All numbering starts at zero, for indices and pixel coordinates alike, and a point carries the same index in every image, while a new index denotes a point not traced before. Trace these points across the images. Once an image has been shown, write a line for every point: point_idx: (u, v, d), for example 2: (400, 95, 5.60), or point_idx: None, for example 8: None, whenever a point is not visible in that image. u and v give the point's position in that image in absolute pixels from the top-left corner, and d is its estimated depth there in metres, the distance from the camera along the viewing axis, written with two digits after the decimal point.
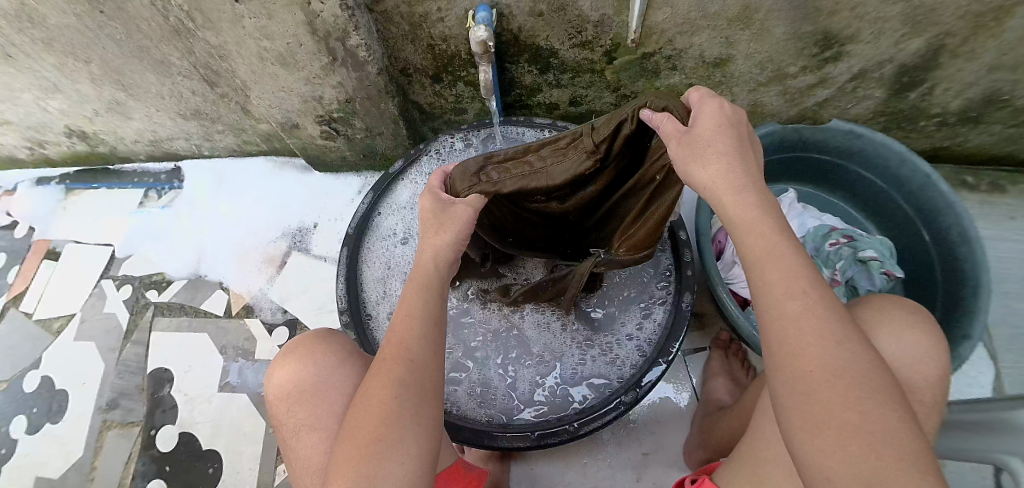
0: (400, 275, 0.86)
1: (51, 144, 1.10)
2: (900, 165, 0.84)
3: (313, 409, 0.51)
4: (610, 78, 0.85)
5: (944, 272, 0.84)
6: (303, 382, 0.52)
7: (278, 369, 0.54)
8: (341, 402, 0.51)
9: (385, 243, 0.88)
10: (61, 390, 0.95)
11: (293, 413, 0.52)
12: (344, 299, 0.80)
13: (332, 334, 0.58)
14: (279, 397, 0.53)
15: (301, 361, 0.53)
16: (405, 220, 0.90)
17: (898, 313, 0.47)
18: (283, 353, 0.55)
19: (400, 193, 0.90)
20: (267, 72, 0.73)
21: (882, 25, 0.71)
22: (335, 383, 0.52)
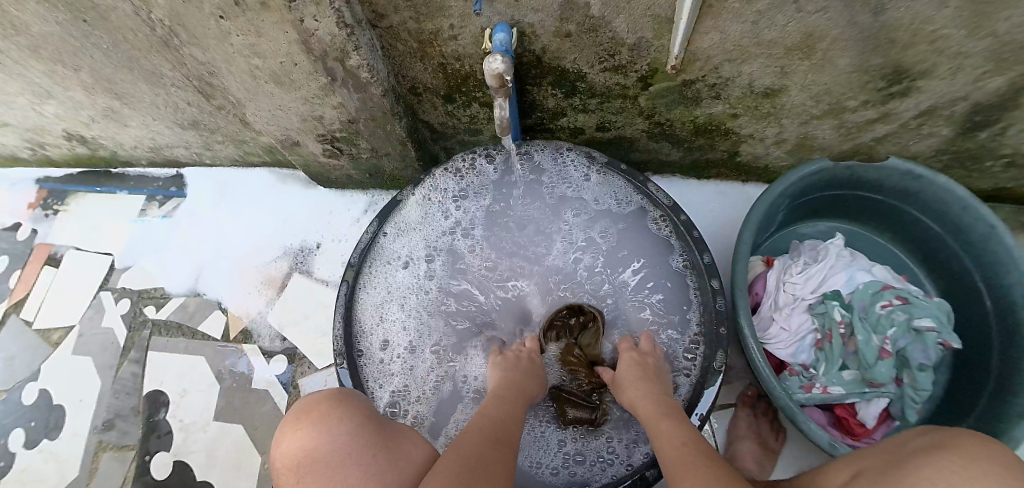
0: (398, 306, 0.80)
1: (51, 146, 1.06)
2: (962, 212, 0.75)
3: (327, 483, 0.42)
4: (644, 104, 0.76)
5: (1003, 335, 0.75)
6: (316, 452, 0.44)
7: (287, 435, 0.46)
8: (360, 473, 0.43)
9: (389, 267, 0.80)
10: (58, 405, 0.93)
11: (301, 487, 0.44)
12: (340, 340, 0.71)
13: (346, 397, 0.51)
14: (289, 469, 0.45)
15: (315, 426, 0.46)
16: (411, 244, 0.82)
17: (982, 468, 0.32)
18: (290, 419, 0.48)
19: (401, 217, 0.81)
20: (262, 90, 0.67)
21: (963, 60, 0.59)
22: (352, 453, 0.44)
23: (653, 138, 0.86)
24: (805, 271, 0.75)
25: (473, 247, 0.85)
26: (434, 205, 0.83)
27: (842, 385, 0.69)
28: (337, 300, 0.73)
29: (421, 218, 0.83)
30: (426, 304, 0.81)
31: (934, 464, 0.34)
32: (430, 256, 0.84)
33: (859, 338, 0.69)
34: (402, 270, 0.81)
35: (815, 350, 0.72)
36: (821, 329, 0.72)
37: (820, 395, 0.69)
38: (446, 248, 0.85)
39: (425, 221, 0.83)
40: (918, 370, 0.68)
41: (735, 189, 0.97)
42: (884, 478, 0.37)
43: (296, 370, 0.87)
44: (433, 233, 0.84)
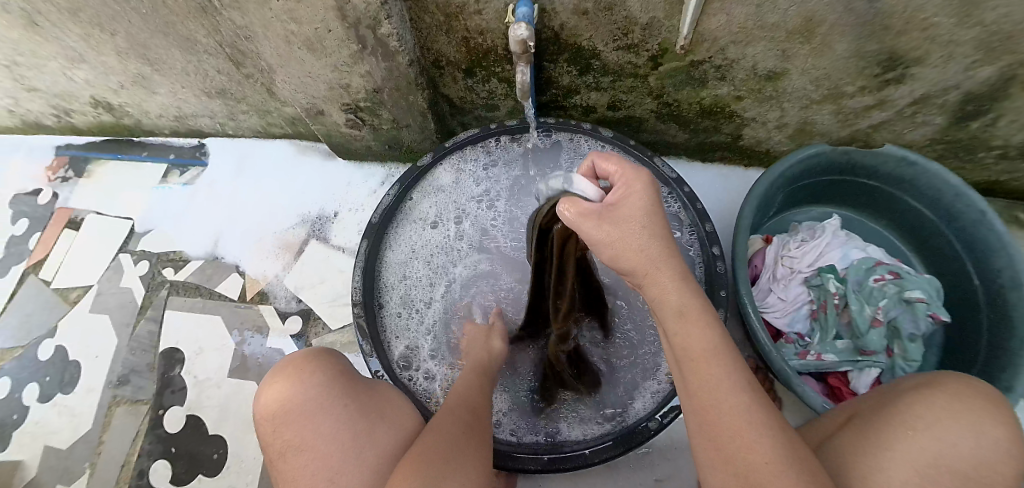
0: (417, 266, 0.86)
1: (77, 114, 1.09)
2: (954, 198, 0.79)
3: (301, 430, 0.47)
4: (653, 84, 0.81)
5: (990, 317, 0.79)
6: (291, 402, 0.48)
7: (267, 388, 0.50)
8: (329, 421, 0.47)
9: (415, 226, 0.86)
10: (74, 361, 0.96)
11: (279, 434, 0.48)
12: (360, 291, 0.74)
13: (324, 352, 0.54)
14: (267, 417, 0.49)
15: (291, 379, 0.49)
16: (438, 205, 0.88)
17: (972, 406, 0.35)
18: (273, 372, 0.51)
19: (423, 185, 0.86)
20: (293, 56, 0.71)
21: (954, 49, 0.63)
22: (323, 403, 0.48)
23: (661, 118, 0.91)
24: (803, 246, 0.79)
25: (489, 217, 0.89)
26: (453, 174, 0.87)
27: (836, 353, 0.72)
28: (357, 258, 0.76)
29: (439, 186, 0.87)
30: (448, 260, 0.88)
31: (919, 401, 0.37)
32: (448, 223, 0.89)
33: (852, 309, 0.72)
34: (421, 233, 0.87)
35: (809, 321, 0.76)
36: (817, 300, 0.76)
37: (814, 362, 0.72)
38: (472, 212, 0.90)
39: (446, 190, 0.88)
40: (908, 340, 0.71)
41: (738, 174, 1.02)
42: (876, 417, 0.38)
43: (311, 331, 0.90)
44: (451, 200, 0.88)
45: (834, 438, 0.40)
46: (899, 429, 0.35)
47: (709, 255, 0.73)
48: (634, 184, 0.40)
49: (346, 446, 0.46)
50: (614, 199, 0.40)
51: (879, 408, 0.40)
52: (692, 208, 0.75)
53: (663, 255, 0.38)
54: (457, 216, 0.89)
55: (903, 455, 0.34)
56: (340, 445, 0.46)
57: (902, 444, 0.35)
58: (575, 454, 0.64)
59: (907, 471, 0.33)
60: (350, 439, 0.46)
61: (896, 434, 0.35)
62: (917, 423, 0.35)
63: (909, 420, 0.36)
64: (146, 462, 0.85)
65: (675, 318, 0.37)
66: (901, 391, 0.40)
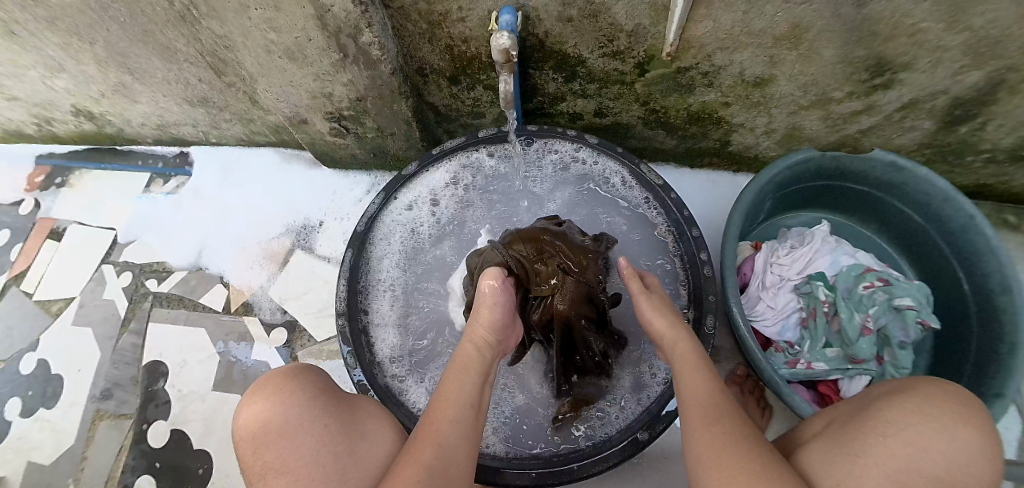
0: (403, 268, 0.84)
1: (58, 122, 1.07)
2: (943, 204, 0.78)
3: (281, 451, 0.45)
4: (641, 91, 0.80)
5: (980, 321, 0.79)
6: (271, 422, 0.47)
7: (245, 408, 0.48)
8: (310, 442, 0.45)
9: (395, 218, 0.84)
10: (56, 375, 0.94)
11: (259, 455, 0.46)
12: (344, 301, 0.74)
13: (306, 370, 0.53)
14: (246, 437, 0.47)
15: (271, 398, 0.48)
16: (418, 196, 0.85)
17: (943, 408, 0.34)
18: (253, 390, 0.50)
19: (409, 196, 0.84)
20: (274, 66, 0.69)
21: (941, 55, 0.63)
22: (303, 423, 0.46)
23: (648, 125, 0.90)
24: (792, 253, 0.79)
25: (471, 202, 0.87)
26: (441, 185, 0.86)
27: (826, 361, 0.72)
28: (341, 268, 0.76)
29: (425, 197, 0.85)
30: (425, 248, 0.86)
31: (892, 408, 0.36)
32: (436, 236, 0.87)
33: (842, 316, 0.72)
34: (410, 245, 0.86)
35: (800, 329, 0.76)
36: (807, 307, 0.75)
37: (804, 370, 0.72)
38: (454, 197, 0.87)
39: (435, 202, 0.87)
40: (898, 347, 0.71)
41: (726, 179, 1.01)
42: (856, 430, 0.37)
43: (297, 342, 0.89)
44: (439, 211, 0.87)
45: (816, 451, 0.39)
46: (872, 437, 0.35)
47: (697, 261, 0.71)
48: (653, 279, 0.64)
49: (327, 470, 0.44)
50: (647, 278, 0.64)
51: (857, 418, 0.38)
52: (679, 216, 0.74)
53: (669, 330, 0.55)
54: (443, 228, 0.88)
55: (876, 463, 0.33)
56: (321, 468, 0.44)
57: (874, 451, 0.34)
58: (564, 468, 0.64)
59: (881, 475, 0.32)
60: (331, 462, 0.45)
61: (868, 442, 0.34)
62: (888, 430, 0.34)
63: (880, 427, 0.35)
64: (130, 478, 0.84)
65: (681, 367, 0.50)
66: (879, 398, 0.39)
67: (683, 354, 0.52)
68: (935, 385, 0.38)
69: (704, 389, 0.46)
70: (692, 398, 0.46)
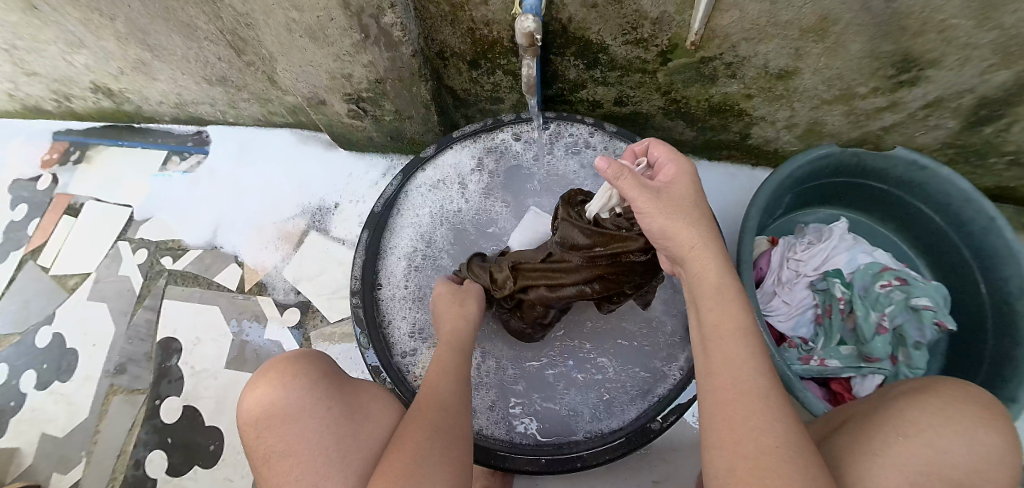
0: (432, 244, 0.83)
1: (77, 99, 1.08)
2: (963, 204, 0.77)
3: (284, 434, 0.46)
4: (662, 80, 0.79)
5: (997, 325, 0.78)
6: (273, 407, 0.47)
7: (248, 392, 0.49)
8: (313, 425, 0.46)
9: (424, 194, 0.84)
10: (71, 349, 0.95)
11: (262, 439, 0.47)
12: (359, 279, 0.76)
13: (309, 354, 0.53)
14: (249, 422, 0.48)
15: (274, 382, 0.48)
16: (447, 173, 0.85)
17: (969, 415, 0.32)
18: (256, 374, 0.50)
19: (433, 175, 0.85)
20: (293, 45, 0.68)
21: (970, 52, 0.61)
22: (305, 407, 0.47)
23: (668, 115, 0.89)
24: (809, 250, 0.78)
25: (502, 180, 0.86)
26: (467, 164, 0.86)
27: (840, 359, 0.71)
28: (358, 246, 0.78)
29: (452, 176, 0.85)
30: (457, 224, 0.85)
31: (912, 408, 0.34)
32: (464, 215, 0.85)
33: (858, 314, 0.71)
34: (438, 224, 0.84)
35: (814, 325, 0.75)
36: (821, 304, 0.74)
37: (817, 367, 0.71)
38: (487, 176, 0.86)
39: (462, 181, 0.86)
40: (913, 347, 0.70)
41: (744, 172, 1.00)
42: (865, 421, 0.36)
43: (309, 323, 0.89)
44: (467, 190, 0.86)
45: (824, 446, 0.39)
46: (889, 435, 0.33)
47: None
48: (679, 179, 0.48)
49: (330, 452, 0.45)
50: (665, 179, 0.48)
51: (871, 415, 0.37)
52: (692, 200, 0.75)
53: (694, 243, 0.43)
54: (470, 208, 0.85)
55: (895, 461, 0.32)
56: (324, 450, 0.45)
57: (892, 449, 0.32)
58: (572, 458, 0.65)
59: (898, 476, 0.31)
60: (333, 444, 0.46)
61: (883, 440, 0.33)
62: (908, 430, 0.33)
63: (902, 426, 0.33)
64: (142, 452, 0.85)
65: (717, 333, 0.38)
66: (896, 395, 0.37)
67: (712, 299, 0.40)
68: (957, 381, 0.37)
69: (742, 363, 0.36)
70: (735, 384, 0.35)
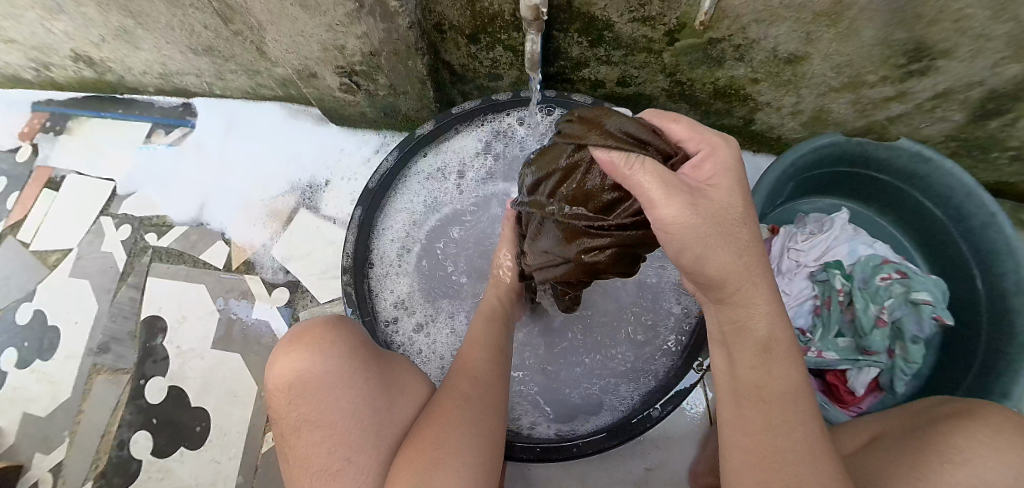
0: (426, 230, 0.84)
1: (57, 68, 1.03)
2: (965, 199, 0.76)
3: (318, 405, 0.41)
4: (668, 61, 0.76)
5: (991, 322, 0.77)
6: (310, 375, 0.41)
7: (281, 356, 0.43)
8: (349, 398, 0.41)
9: (422, 178, 0.83)
10: (53, 327, 0.93)
11: (295, 408, 0.41)
12: (350, 255, 0.72)
13: (340, 321, 0.47)
14: (280, 388, 0.42)
15: (311, 348, 0.42)
16: (450, 159, 0.84)
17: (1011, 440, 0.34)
18: (290, 337, 0.44)
19: (435, 152, 0.83)
20: (284, 14, 0.64)
21: (984, 43, 0.59)
22: (343, 377, 0.42)
23: (672, 98, 0.87)
24: (810, 240, 0.76)
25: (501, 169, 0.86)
26: (468, 143, 0.84)
27: (837, 351, 0.71)
28: (350, 223, 0.74)
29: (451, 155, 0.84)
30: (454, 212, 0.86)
31: (955, 433, 0.36)
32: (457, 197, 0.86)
33: (857, 307, 0.70)
34: (431, 205, 0.84)
35: (812, 316, 0.74)
36: (821, 296, 0.73)
37: (814, 358, 0.71)
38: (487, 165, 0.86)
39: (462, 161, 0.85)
40: (911, 342, 0.70)
41: (745, 159, 0.99)
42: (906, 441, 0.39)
43: (298, 303, 0.87)
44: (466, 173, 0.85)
45: (864, 459, 0.42)
46: (939, 461, 0.35)
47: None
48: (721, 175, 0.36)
49: (364, 425, 0.41)
50: (702, 178, 0.37)
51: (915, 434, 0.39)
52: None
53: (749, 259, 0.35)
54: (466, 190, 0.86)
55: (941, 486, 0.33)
56: (358, 424, 0.41)
57: (938, 473, 0.34)
58: (566, 445, 0.63)
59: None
60: (369, 417, 0.41)
61: (931, 463, 0.35)
62: (958, 457, 0.34)
63: (947, 451, 0.35)
64: (126, 433, 0.83)
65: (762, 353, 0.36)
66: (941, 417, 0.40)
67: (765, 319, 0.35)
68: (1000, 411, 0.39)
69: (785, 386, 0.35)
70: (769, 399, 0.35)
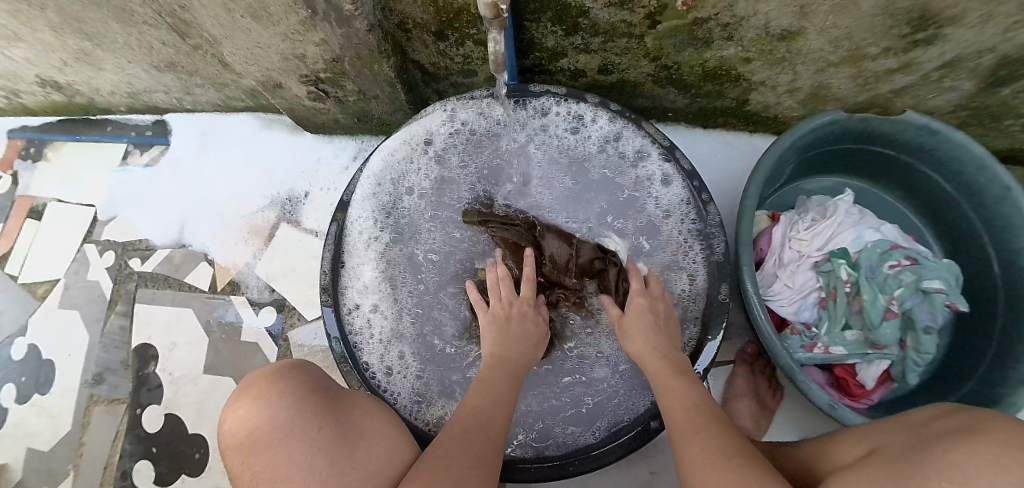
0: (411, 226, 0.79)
1: (25, 94, 1.00)
2: (977, 172, 0.71)
3: (269, 461, 0.39)
4: (651, 44, 0.71)
5: (1007, 303, 0.74)
6: (257, 430, 0.40)
7: (229, 413, 0.42)
8: (304, 447, 0.39)
9: (403, 169, 0.79)
10: (48, 360, 0.92)
11: (246, 467, 0.39)
12: (325, 259, 0.73)
13: (294, 369, 0.46)
14: (232, 448, 0.41)
15: (258, 401, 0.41)
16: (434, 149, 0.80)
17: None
18: (236, 393, 0.43)
19: (416, 142, 0.79)
20: (236, 26, 0.60)
21: (995, 8, 0.53)
22: (294, 427, 0.40)
23: (658, 82, 0.82)
24: (812, 228, 0.72)
25: (489, 159, 0.80)
26: (435, 124, 0.78)
27: (845, 346, 0.68)
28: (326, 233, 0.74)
29: (417, 135, 0.78)
30: (440, 207, 0.80)
31: (964, 451, 0.28)
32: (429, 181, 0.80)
33: (865, 298, 0.66)
34: (399, 191, 0.79)
35: (818, 309, 0.71)
36: (826, 287, 0.69)
37: (821, 355, 0.68)
38: (474, 154, 0.80)
39: (431, 143, 0.79)
40: (923, 332, 0.67)
41: (741, 140, 0.94)
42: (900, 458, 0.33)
43: (286, 322, 0.86)
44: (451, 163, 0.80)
45: (850, 477, 0.35)
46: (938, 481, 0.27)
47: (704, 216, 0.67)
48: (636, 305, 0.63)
49: (323, 477, 0.39)
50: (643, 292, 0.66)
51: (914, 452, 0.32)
52: (681, 168, 0.70)
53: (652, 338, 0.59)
54: (439, 172, 0.80)
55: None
56: (316, 476, 0.38)
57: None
58: (563, 463, 0.62)
59: None
60: (328, 468, 0.39)
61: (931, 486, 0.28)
62: (960, 476, 0.27)
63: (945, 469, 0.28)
64: (128, 463, 0.83)
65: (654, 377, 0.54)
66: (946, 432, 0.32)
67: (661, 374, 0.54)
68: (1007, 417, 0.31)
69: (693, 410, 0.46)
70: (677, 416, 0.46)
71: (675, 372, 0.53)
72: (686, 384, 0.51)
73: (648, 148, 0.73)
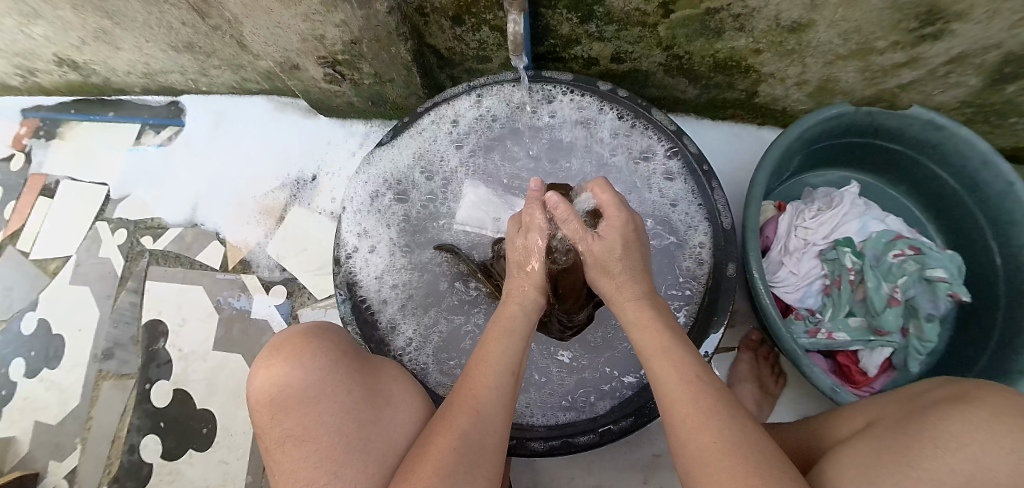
0: (432, 201, 0.84)
1: (41, 73, 1.01)
2: (980, 168, 0.73)
3: (303, 417, 0.40)
4: (663, 34, 0.73)
5: (1010, 295, 0.75)
6: (291, 388, 0.41)
7: (261, 370, 0.42)
8: (333, 409, 0.40)
9: (432, 143, 0.82)
10: (58, 335, 0.93)
11: (277, 422, 0.41)
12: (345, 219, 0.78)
13: (324, 330, 0.47)
14: (263, 402, 0.42)
15: (292, 358, 0.42)
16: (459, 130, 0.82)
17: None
18: (270, 349, 0.44)
19: (438, 122, 0.79)
20: (258, 5, 0.61)
21: (1001, 4, 0.55)
22: (329, 388, 0.41)
23: (669, 72, 0.84)
24: (818, 217, 0.73)
25: (506, 140, 0.84)
26: (463, 107, 0.79)
27: (848, 332, 0.69)
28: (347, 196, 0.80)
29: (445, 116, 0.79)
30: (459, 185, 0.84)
31: (955, 414, 0.29)
32: (442, 159, 0.83)
33: (869, 285, 0.68)
34: (421, 166, 0.82)
35: (821, 296, 0.72)
36: (831, 275, 0.71)
37: (825, 340, 0.69)
38: (495, 135, 0.83)
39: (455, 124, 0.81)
40: (925, 320, 0.69)
41: (749, 132, 0.96)
42: (890, 428, 0.33)
43: (297, 300, 0.87)
44: (473, 145, 0.83)
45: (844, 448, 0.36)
46: (925, 446, 0.28)
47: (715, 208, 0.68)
48: (608, 235, 0.52)
49: (351, 439, 0.40)
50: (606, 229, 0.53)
51: (902, 422, 0.33)
52: (688, 154, 0.70)
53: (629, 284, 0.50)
54: (452, 151, 0.83)
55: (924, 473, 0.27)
56: (343, 437, 0.40)
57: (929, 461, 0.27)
58: (572, 439, 0.63)
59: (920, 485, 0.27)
60: (355, 431, 0.40)
61: (922, 450, 0.28)
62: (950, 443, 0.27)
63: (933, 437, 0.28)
64: (135, 437, 0.84)
65: (633, 326, 0.48)
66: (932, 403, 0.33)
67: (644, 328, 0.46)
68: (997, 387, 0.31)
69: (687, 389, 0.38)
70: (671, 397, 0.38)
71: (663, 327, 0.46)
72: (677, 344, 0.43)
73: (657, 145, 0.75)
